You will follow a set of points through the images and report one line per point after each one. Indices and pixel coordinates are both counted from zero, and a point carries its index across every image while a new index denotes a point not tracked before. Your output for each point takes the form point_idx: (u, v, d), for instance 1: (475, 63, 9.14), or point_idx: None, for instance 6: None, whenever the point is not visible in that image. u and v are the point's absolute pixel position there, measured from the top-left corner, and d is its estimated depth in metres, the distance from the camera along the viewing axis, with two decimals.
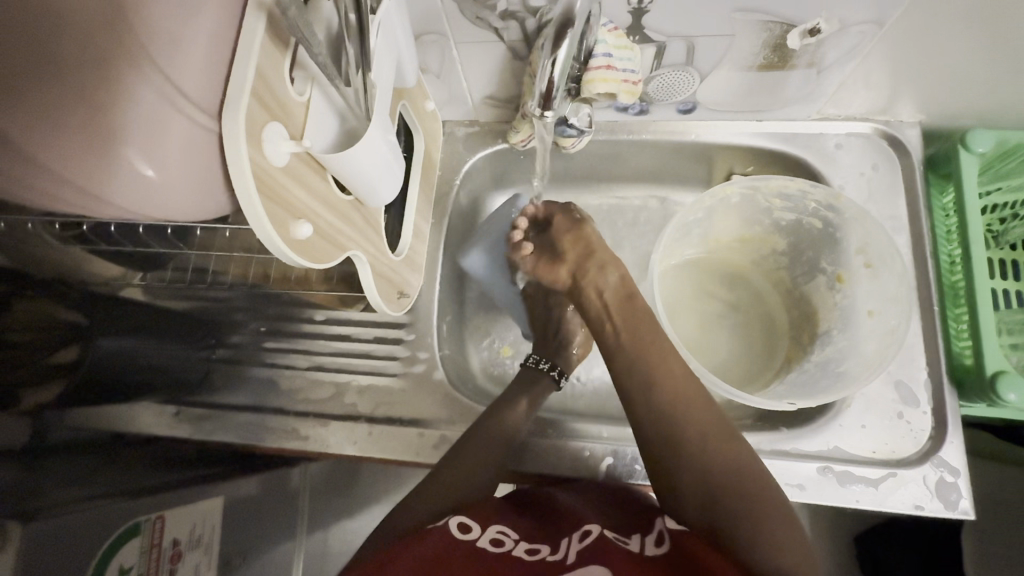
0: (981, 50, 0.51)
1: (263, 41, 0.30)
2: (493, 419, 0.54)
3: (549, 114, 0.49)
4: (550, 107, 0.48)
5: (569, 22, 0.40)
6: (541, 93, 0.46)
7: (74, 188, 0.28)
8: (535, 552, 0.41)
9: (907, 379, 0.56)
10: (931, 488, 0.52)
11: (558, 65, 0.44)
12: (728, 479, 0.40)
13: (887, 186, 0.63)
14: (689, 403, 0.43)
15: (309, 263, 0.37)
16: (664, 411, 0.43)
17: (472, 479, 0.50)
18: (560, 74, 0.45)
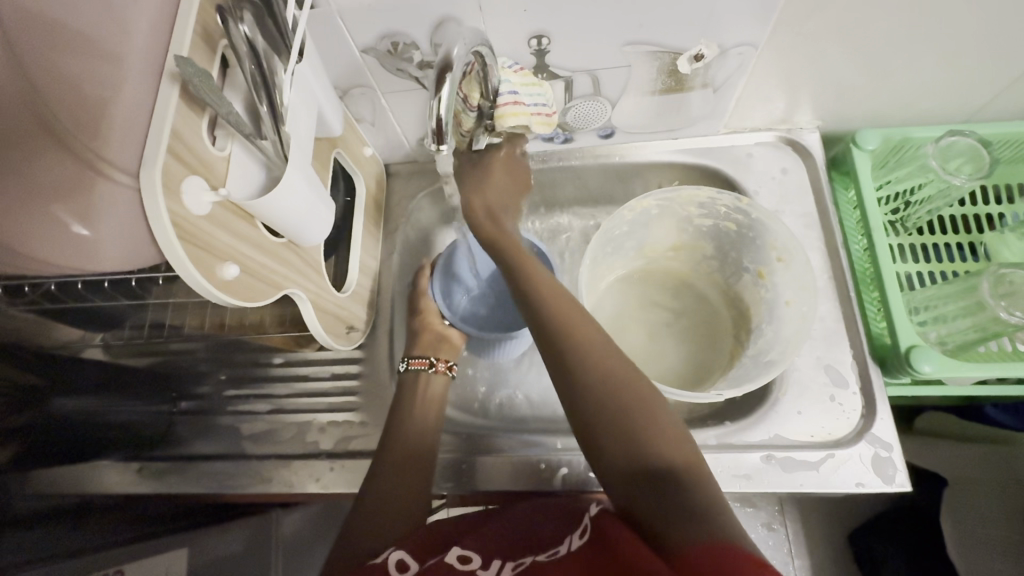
0: (849, 61, 0.57)
1: (179, 105, 0.34)
2: (406, 431, 0.57)
3: (445, 149, 0.46)
4: (445, 143, 0.46)
5: (449, 66, 0.42)
6: (431, 130, 0.45)
7: (16, 253, 0.32)
8: (467, 562, 0.42)
9: (834, 363, 0.60)
10: (868, 464, 0.55)
11: (443, 104, 0.43)
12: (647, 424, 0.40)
13: (798, 186, 0.68)
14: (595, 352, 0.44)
15: (241, 301, 0.40)
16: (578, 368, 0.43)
17: (396, 500, 0.52)
18: (448, 112, 0.44)
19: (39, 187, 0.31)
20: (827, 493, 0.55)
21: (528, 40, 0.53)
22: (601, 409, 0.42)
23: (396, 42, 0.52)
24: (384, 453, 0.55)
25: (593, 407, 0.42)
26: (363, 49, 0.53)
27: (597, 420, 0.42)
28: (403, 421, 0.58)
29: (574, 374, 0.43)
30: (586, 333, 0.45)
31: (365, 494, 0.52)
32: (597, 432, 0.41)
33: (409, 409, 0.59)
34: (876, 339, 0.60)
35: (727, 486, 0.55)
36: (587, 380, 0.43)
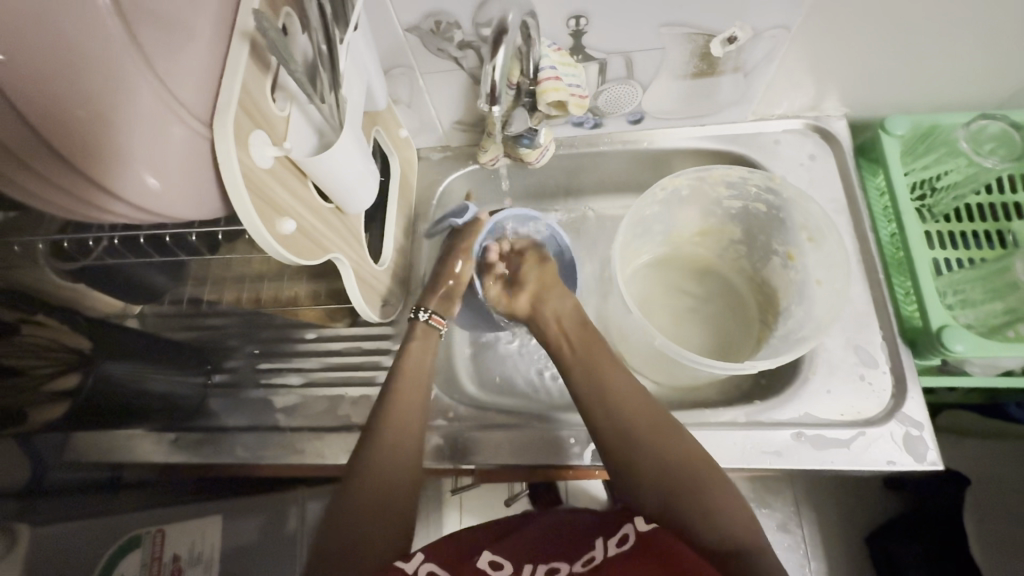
0: (879, 47, 0.58)
1: (247, 63, 0.36)
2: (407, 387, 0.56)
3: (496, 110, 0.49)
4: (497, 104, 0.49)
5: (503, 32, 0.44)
6: (486, 93, 0.47)
7: (93, 182, 0.32)
8: (499, 569, 0.45)
9: (864, 343, 0.60)
10: (900, 442, 0.55)
11: (498, 69, 0.45)
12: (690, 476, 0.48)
13: (826, 170, 0.68)
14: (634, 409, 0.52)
15: (295, 258, 0.41)
16: (631, 443, 0.50)
17: (389, 473, 0.51)
18: (501, 78, 0.46)
19: (116, 116, 0.31)
20: (859, 471, 0.55)
21: (567, 20, 0.54)
22: (683, 482, 0.48)
23: (439, 20, 0.54)
24: (390, 396, 0.55)
25: (664, 492, 0.48)
26: (407, 28, 0.55)
27: (657, 482, 0.48)
28: (401, 383, 0.57)
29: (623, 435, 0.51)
30: (629, 395, 0.53)
31: (366, 464, 0.51)
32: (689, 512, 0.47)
33: (414, 342, 0.60)
34: (907, 322, 0.60)
35: (758, 463, 0.55)
36: (642, 448, 0.50)
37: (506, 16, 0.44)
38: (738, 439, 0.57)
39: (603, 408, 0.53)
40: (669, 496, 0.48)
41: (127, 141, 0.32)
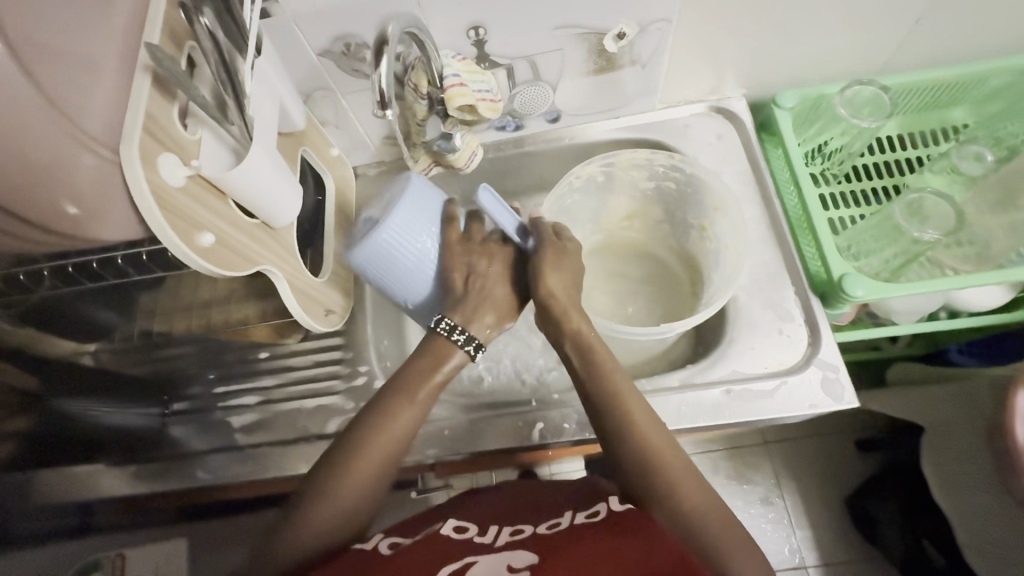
0: (757, 30, 0.64)
1: (151, 93, 0.39)
2: (387, 407, 0.52)
3: (388, 114, 0.51)
4: (389, 108, 0.51)
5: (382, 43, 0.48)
6: (375, 98, 0.50)
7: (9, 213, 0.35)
8: (463, 531, 0.49)
9: (781, 299, 0.64)
10: (819, 386, 0.59)
11: (382, 77, 0.49)
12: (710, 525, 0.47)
13: (733, 147, 0.73)
14: (659, 445, 0.51)
15: (218, 269, 0.44)
16: (652, 478, 0.49)
17: (372, 478, 0.49)
18: (388, 85, 0.50)
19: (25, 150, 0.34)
20: (786, 418, 0.59)
21: (466, 31, 0.59)
22: (704, 525, 0.47)
23: (348, 43, 0.58)
24: (371, 414, 0.52)
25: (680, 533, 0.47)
26: (319, 52, 0.59)
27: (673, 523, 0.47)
28: (384, 403, 0.52)
29: (645, 469, 0.49)
30: (652, 431, 0.51)
31: (332, 486, 0.48)
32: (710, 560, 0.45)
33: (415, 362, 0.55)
34: (816, 277, 0.65)
35: (692, 422, 0.59)
36: (661, 485, 0.48)
37: (385, 28, 0.49)
38: (672, 402, 0.60)
39: (618, 440, 0.51)
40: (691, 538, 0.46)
41: (38, 171, 0.35)
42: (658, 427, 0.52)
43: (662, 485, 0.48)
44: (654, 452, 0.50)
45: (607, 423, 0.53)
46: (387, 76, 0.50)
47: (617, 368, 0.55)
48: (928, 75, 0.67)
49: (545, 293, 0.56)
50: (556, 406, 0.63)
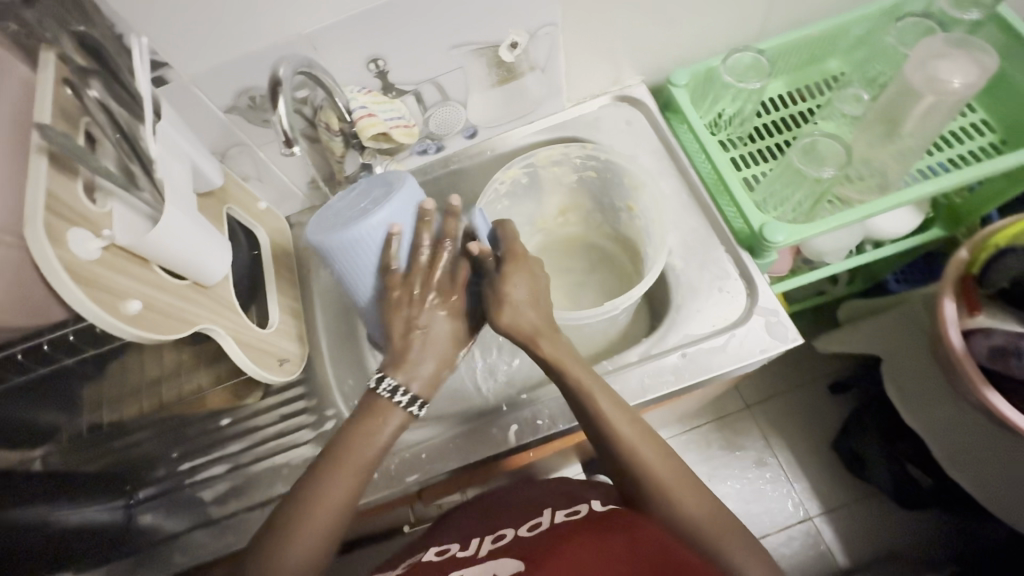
0: (638, 20, 0.68)
1: (49, 173, 0.39)
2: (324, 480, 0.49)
3: (295, 149, 0.52)
4: (295, 143, 0.52)
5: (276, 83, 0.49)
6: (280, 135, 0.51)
7: None
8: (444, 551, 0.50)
9: (716, 261, 0.67)
10: (765, 331, 0.62)
11: (281, 116, 0.50)
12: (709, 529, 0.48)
13: (642, 129, 0.78)
14: (652, 456, 0.52)
15: (149, 334, 0.44)
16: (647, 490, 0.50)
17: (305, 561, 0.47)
18: (289, 123, 0.51)
19: None
20: (742, 368, 0.62)
21: (367, 65, 0.61)
22: (703, 531, 0.48)
23: (252, 95, 0.59)
24: (311, 488, 0.48)
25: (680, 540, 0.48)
26: (225, 109, 0.59)
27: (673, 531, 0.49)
28: (320, 478, 0.49)
29: (641, 481, 0.51)
30: (643, 444, 0.52)
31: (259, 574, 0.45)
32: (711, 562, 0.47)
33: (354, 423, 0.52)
34: (740, 233, 0.69)
35: (657, 390, 0.61)
36: (656, 494, 0.50)
37: (277, 70, 0.50)
38: (635, 377, 0.62)
39: (613, 455, 0.53)
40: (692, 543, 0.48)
41: None
42: (647, 440, 0.53)
43: (657, 495, 0.50)
44: (647, 463, 0.51)
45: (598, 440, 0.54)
46: (288, 115, 0.51)
47: (601, 386, 0.55)
48: (799, 33, 0.73)
49: (507, 329, 0.54)
50: (527, 405, 0.64)
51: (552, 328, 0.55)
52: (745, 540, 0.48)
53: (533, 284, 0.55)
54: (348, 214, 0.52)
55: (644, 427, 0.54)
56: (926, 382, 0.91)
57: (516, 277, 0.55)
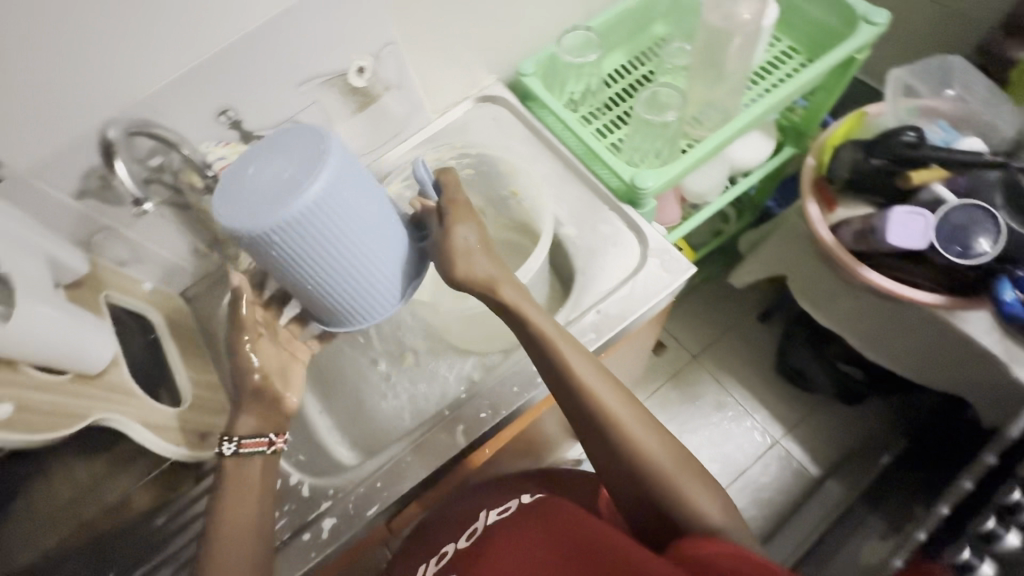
0: (474, 24, 0.73)
1: None
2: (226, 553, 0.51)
3: (144, 202, 0.55)
4: (144, 198, 0.55)
5: (109, 147, 0.53)
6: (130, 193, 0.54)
7: None
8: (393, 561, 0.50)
9: (607, 221, 0.72)
10: (661, 270, 0.67)
11: (121, 175, 0.53)
12: (668, 469, 0.51)
13: (509, 121, 0.81)
14: (613, 398, 0.54)
15: (33, 436, 0.47)
16: (609, 433, 0.53)
17: None
18: (131, 179, 0.54)
19: None
20: (651, 308, 0.66)
21: (218, 117, 0.61)
22: (660, 468, 0.51)
23: (101, 175, 0.57)
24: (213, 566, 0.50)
25: (640, 481, 0.52)
26: (75, 194, 0.57)
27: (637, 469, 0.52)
28: None
29: (604, 425, 0.53)
30: (605, 388, 0.54)
31: None
32: (670, 496, 0.50)
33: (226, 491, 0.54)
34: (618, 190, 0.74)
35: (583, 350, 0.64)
36: (620, 435, 0.53)
37: (107, 133, 0.54)
38: None
39: (577, 404, 0.54)
40: (654, 479, 0.51)
41: None
42: (611, 384, 0.55)
43: (619, 438, 0.53)
44: (610, 411, 0.53)
45: (560, 390, 0.55)
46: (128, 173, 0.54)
47: (562, 336, 0.56)
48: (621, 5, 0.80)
49: (466, 281, 0.53)
50: (466, 400, 0.65)
51: (508, 275, 0.56)
52: (697, 473, 0.52)
53: (482, 231, 0.54)
54: (277, 179, 0.42)
55: (604, 372, 0.56)
56: (822, 283, 1.00)
57: (463, 227, 0.52)
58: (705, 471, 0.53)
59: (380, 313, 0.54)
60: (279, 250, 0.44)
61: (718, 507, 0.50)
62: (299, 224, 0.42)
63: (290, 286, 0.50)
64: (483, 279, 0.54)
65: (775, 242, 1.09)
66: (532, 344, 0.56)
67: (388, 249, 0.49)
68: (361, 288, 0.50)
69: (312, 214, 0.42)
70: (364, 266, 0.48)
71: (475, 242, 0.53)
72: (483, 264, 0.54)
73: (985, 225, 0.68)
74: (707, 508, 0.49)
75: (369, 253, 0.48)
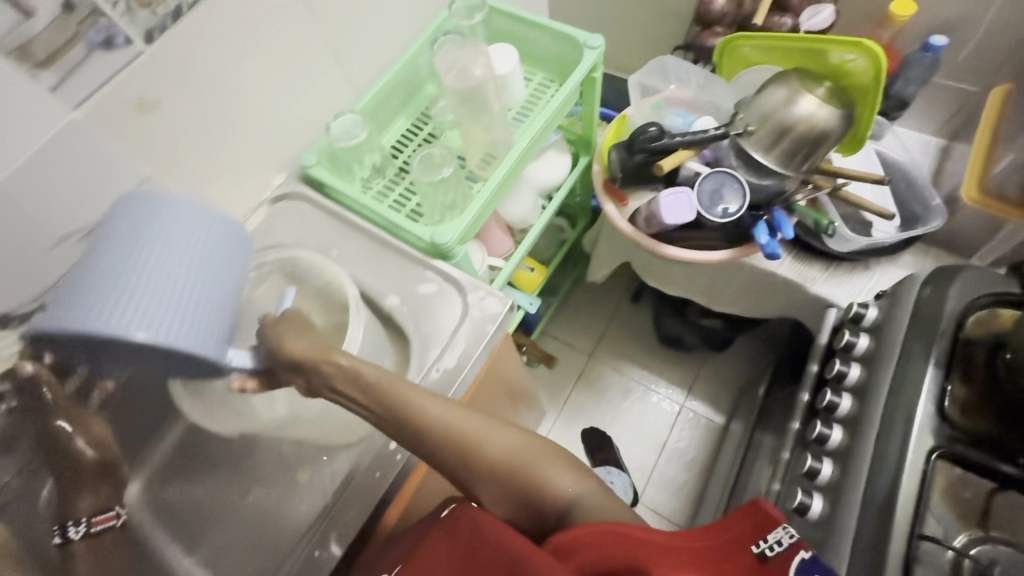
0: (236, 137, 0.73)
1: None
2: None
3: None
4: None
5: None
6: None
7: None
8: None
9: (426, 281, 0.74)
10: (483, 313, 0.70)
11: None
12: (528, 462, 0.60)
13: (313, 217, 0.81)
14: (465, 423, 0.61)
15: None
16: (470, 453, 0.60)
17: None
18: None
19: None
20: (484, 352, 0.70)
21: None
22: (520, 463, 0.60)
23: None
24: None
25: (506, 483, 0.60)
26: None
27: (502, 474, 0.60)
28: None
29: (465, 448, 0.60)
30: (455, 416, 0.61)
31: None
32: (534, 485, 0.60)
33: None
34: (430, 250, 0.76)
35: None
36: (480, 452, 0.60)
37: None
38: None
39: (436, 441, 0.60)
40: (518, 477, 0.60)
41: None
42: (460, 411, 0.62)
43: (480, 454, 0.60)
44: (462, 428, 0.60)
45: (419, 433, 0.60)
46: None
47: (406, 386, 0.61)
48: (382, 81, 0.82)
49: (299, 360, 0.61)
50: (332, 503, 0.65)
51: (338, 348, 0.63)
52: (552, 453, 0.62)
53: (303, 322, 0.65)
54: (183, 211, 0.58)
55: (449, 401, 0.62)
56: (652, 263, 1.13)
57: (285, 326, 0.64)
58: (558, 445, 0.63)
59: (136, 319, 0.50)
60: (151, 231, 0.54)
61: (574, 474, 0.61)
62: (192, 220, 0.56)
63: (90, 288, 0.50)
64: (314, 356, 0.61)
65: (607, 239, 1.22)
66: (376, 403, 0.61)
67: (211, 294, 0.56)
68: (173, 304, 0.52)
69: (199, 226, 0.57)
70: (179, 273, 0.54)
71: (295, 336, 0.63)
72: (309, 347, 0.62)
73: (733, 184, 0.81)
74: (565, 482, 0.60)
75: (194, 274, 0.55)
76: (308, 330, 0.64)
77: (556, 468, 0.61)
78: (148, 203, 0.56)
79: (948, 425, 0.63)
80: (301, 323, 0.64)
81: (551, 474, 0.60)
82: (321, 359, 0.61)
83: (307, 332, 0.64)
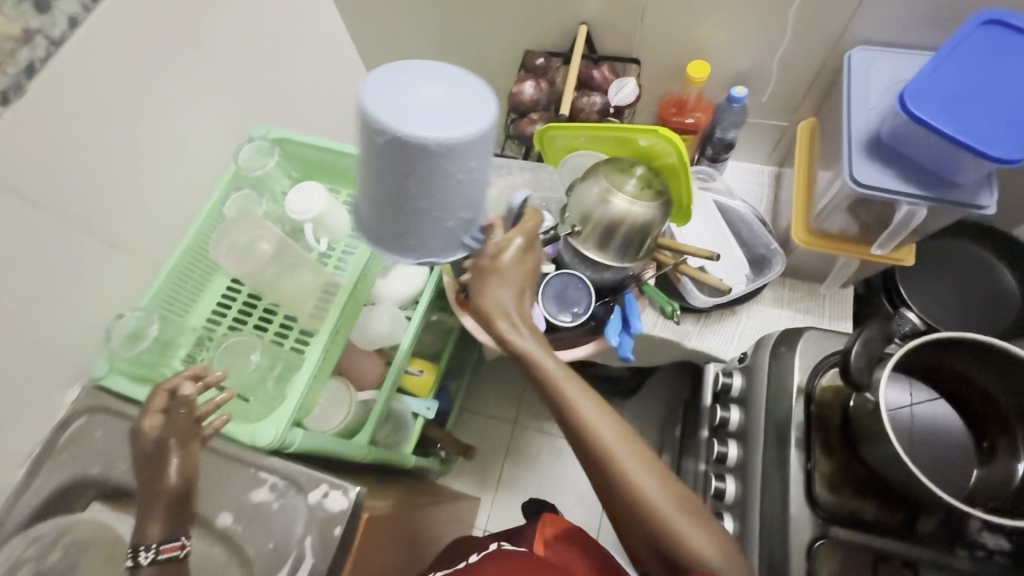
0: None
1: None
2: None
3: None
4: None
5: None
6: None
7: None
8: None
9: (257, 485, 0.64)
10: (325, 513, 0.63)
11: None
12: (666, 514, 0.49)
13: (114, 435, 0.68)
14: (614, 436, 0.52)
15: None
16: (608, 468, 0.51)
17: None
18: None
19: None
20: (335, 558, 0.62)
21: None
22: (660, 513, 0.49)
23: None
24: None
25: (640, 523, 0.50)
26: None
27: (631, 507, 0.50)
28: None
29: (602, 463, 0.51)
30: (607, 427, 0.52)
31: None
32: (659, 533, 0.49)
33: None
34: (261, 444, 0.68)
35: None
36: (615, 473, 0.51)
37: None
38: None
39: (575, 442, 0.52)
40: (646, 520, 0.49)
41: None
42: (615, 423, 0.52)
43: (613, 476, 0.50)
44: (605, 438, 0.51)
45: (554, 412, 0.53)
46: None
47: (558, 365, 0.54)
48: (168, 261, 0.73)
49: (490, 308, 0.54)
50: None
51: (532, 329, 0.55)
52: (703, 521, 0.50)
53: (516, 285, 0.55)
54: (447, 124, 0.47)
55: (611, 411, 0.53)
56: None
57: (530, 257, 0.57)
58: (712, 518, 0.51)
59: (414, 238, 0.55)
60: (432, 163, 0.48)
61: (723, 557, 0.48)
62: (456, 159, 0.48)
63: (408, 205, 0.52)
64: (496, 310, 0.54)
65: None
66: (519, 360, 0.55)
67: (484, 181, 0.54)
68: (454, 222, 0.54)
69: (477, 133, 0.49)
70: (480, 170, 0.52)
71: (487, 278, 0.55)
72: (517, 258, 0.56)
73: (577, 283, 0.80)
74: (711, 555, 0.48)
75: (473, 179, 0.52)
76: (525, 278, 0.56)
77: (700, 537, 0.48)
78: (395, 82, 0.47)
79: (818, 511, 0.62)
80: (499, 266, 0.55)
81: (690, 536, 0.48)
82: (511, 315, 0.54)
83: (522, 274, 0.56)
